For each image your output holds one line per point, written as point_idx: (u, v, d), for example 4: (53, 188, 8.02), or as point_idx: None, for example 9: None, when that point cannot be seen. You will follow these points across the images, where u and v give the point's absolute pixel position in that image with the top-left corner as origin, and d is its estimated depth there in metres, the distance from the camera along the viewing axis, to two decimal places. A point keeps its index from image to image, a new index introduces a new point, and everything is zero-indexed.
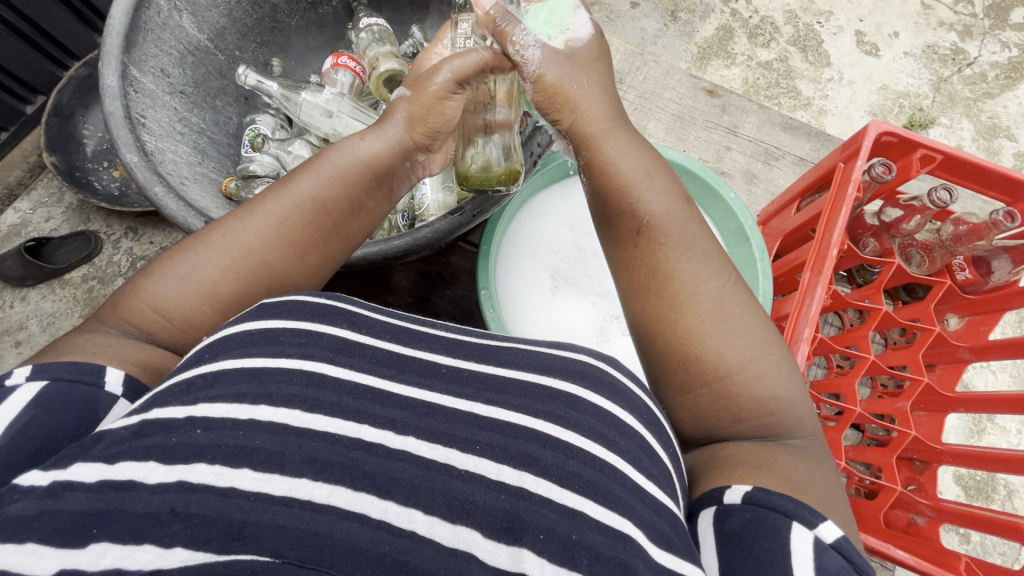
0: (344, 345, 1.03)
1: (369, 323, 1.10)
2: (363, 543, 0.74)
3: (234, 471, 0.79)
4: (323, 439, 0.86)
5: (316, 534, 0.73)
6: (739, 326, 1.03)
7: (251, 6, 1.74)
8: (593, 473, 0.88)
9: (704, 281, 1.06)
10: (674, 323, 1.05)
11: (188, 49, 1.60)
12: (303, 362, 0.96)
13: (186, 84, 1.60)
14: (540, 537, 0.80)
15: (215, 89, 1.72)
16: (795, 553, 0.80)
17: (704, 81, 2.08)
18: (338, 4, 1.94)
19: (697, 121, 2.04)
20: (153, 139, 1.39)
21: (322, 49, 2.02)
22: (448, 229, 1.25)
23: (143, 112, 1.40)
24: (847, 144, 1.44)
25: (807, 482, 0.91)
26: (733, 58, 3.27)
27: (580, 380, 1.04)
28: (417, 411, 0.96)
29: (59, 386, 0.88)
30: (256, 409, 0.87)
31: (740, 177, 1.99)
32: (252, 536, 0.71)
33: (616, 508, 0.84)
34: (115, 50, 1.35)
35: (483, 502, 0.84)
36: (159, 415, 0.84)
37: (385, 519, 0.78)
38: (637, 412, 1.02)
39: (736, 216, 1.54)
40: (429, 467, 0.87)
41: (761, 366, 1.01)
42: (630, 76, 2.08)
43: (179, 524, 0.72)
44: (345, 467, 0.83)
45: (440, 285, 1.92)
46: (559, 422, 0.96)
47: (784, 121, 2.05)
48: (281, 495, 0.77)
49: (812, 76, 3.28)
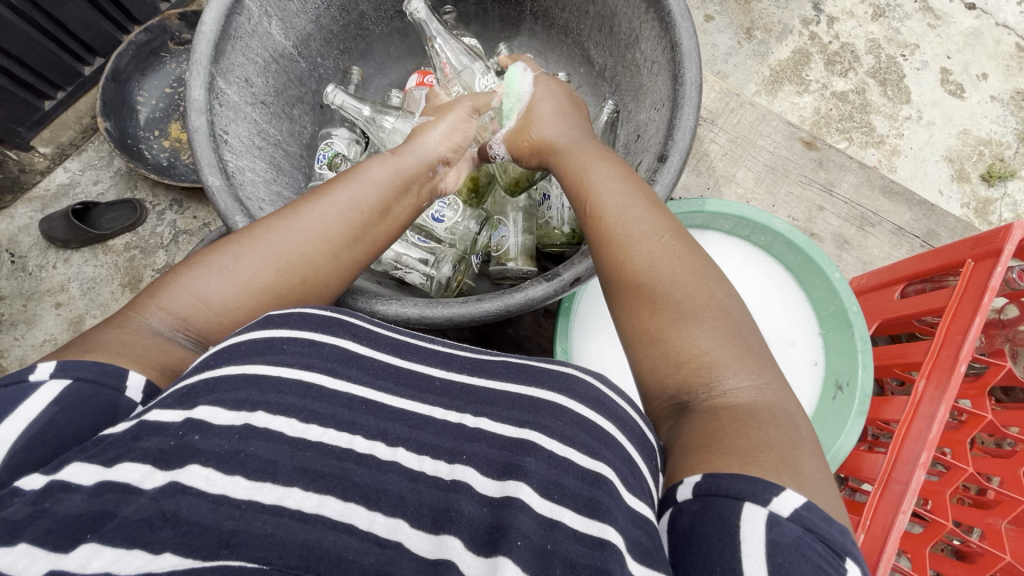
0: (341, 356, 1.01)
1: (373, 339, 1.08)
2: (349, 553, 0.72)
3: (227, 478, 0.76)
4: (316, 450, 0.85)
5: (304, 549, 0.70)
6: (710, 301, 0.97)
7: (339, 12, 1.64)
8: (577, 485, 0.83)
9: (667, 252, 1.01)
10: (645, 298, 0.99)
11: (274, 58, 1.51)
12: (300, 367, 0.95)
13: (269, 94, 1.52)
14: (517, 543, 0.74)
15: (297, 100, 1.64)
16: (747, 544, 0.71)
17: (803, 131, 1.93)
18: (426, 13, 1.82)
19: (791, 174, 1.91)
20: (235, 158, 1.32)
21: (402, 59, 1.90)
22: (542, 298, 1.17)
23: (227, 128, 1.32)
24: (981, 239, 1.28)
25: (759, 450, 0.80)
26: (806, 85, 3.02)
27: (564, 392, 1.00)
28: (407, 424, 0.96)
29: (81, 387, 0.83)
30: (249, 420, 0.84)
31: (831, 241, 1.86)
32: (241, 545, 0.68)
33: (598, 518, 0.78)
34: (204, 60, 1.28)
35: (467, 513, 0.82)
36: (156, 417, 0.80)
37: (371, 536, 0.76)
38: (615, 421, 0.96)
39: (839, 298, 1.42)
40: (415, 480, 0.86)
41: (710, 324, 0.94)
42: (722, 118, 1.95)
43: (170, 530, 0.68)
44: (338, 480, 0.81)
45: (502, 322, 1.85)
46: (541, 435, 0.91)
47: (885, 185, 1.90)
48: (270, 503, 0.75)
49: (887, 112, 3.04)
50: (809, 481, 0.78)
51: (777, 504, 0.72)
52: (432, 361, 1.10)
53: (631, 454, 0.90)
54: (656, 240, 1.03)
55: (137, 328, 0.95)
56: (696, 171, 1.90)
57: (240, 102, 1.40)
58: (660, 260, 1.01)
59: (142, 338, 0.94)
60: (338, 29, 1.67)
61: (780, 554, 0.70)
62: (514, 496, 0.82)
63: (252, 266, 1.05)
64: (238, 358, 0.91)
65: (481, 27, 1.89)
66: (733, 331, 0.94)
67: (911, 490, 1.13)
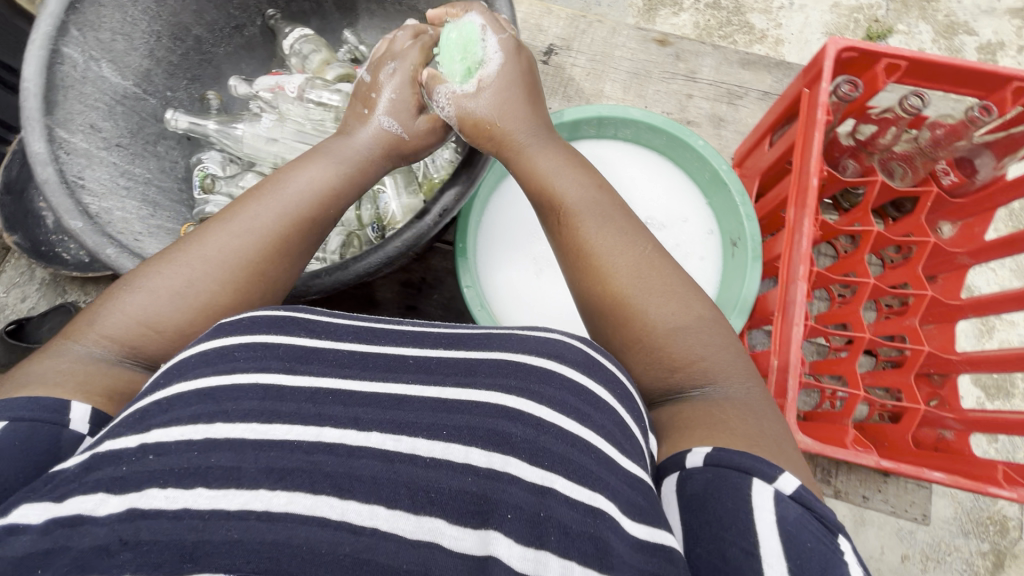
0: (465, 369, 0.96)
1: (512, 344, 1.01)
2: (322, 546, 0.69)
3: (184, 494, 0.70)
4: (288, 448, 0.78)
5: (429, 504, 0.76)
6: (663, 286, 1.09)
7: (172, 41, 1.65)
8: (565, 450, 0.82)
9: (624, 252, 1.12)
10: (618, 295, 1.09)
11: (114, 99, 1.51)
12: (258, 374, 0.86)
13: (125, 135, 1.54)
14: (507, 517, 0.74)
15: (157, 135, 1.65)
16: (758, 509, 0.79)
17: (653, 32, 2.02)
18: (261, 23, 1.85)
19: (654, 74, 1.99)
20: (101, 202, 1.33)
21: (256, 74, 1.93)
22: (413, 240, 1.25)
23: (83, 177, 1.33)
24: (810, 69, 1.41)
25: (757, 434, 0.93)
26: (679, 4, 3.00)
27: (556, 357, 0.96)
28: (377, 409, 0.86)
29: (4, 434, 0.79)
30: (207, 434, 0.77)
31: (707, 122, 1.95)
32: (205, 556, 0.66)
33: (587, 484, 0.79)
34: (36, 114, 1.27)
35: (449, 488, 0.78)
36: (116, 442, 0.75)
37: (352, 519, 0.72)
38: (584, 364, 0.96)
39: (708, 162, 1.49)
40: (393, 462, 0.79)
41: (661, 293, 1.08)
42: (576, 41, 2.01)
43: (128, 553, 0.64)
44: (312, 473, 0.75)
45: (425, 290, 1.93)
46: (533, 401, 0.87)
47: (741, 58, 1.99)
48: (235, 509, 0.70)
49: (762, 8, 3.02)
50: (780, 455, 0.89)
51: (786, 485, 0.81)
52: (523, 347, 0.99)
53: (620, 416, 0.92)
54: (614, 241, 1.14)
55: (68, 359, 0.92)
56: (566, 97, 1.97)
57: (91, 149, 1.39)
58: (635, 249, 1.13)
59: (72, 366, 0.91)
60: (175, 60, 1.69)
61: (790, 526, 0.78)
62: (505, 472, 0.79)
63: (208, 287, 1.03)
64: (191, 373, 0.85)
65: (322, 20, 1.93)
66: (711, 336, 1.06)
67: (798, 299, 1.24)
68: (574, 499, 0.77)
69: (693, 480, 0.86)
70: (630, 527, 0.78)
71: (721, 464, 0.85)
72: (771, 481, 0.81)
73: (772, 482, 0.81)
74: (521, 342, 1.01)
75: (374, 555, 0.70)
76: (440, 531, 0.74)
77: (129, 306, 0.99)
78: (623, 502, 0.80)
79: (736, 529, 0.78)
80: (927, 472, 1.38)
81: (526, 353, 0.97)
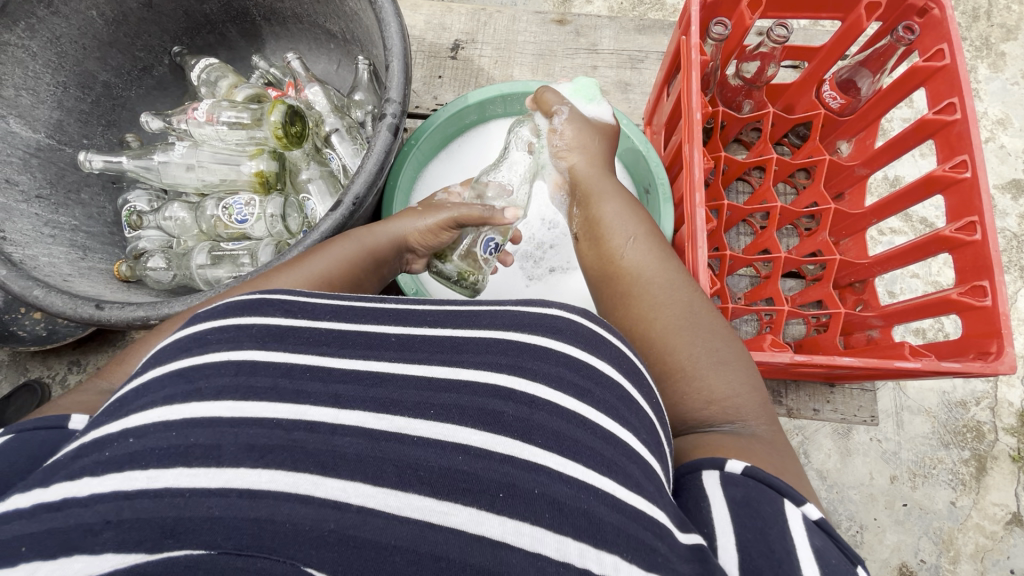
0: (452, 346, 0.41)
1: (504, 318, 0.43)
2: (500, 488, 0.33)
3: (170, 471, 0.30)
4: (454, 390, 0.38)
5: (468, 485, 0.33)
6: (720, 346, 0.50)
7: None
8: (564, 428, 0.36)
9: (668, 277, 0.56)
10: (670, 330, 0.52)
11: (72, 84, 0.75)
12: (229, 351, 0.37)
13: (95, 123, 0.78)
14: (535, 493, 0.33)
15: (121, 106, 0.81)
16: (796, 536, 0.36)
17: None
18: None
19: None
20: (53, 210, 0.69)
21: None
22: None
23: (28, 206, 0.66)
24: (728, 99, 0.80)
25: (777, 458, 0.43)
26: None
27: (552, 334, 0.41)
28: (364, 382, 0.37)
29: (32, 435, 0.38)
30: (240, 353, 0.37)
31: None
32: (388, 484, 0.32)
33: (588, 469, 0.35)
34: None
35: (591, 462, 0.35)
36: (193, 358, 0.37)
37: (334, 494, 0.31)
38: (616, 362, 0.42)
39: None
40: (379, 438, 0.34)
41: (710, 336, 0.51)
42: None
43: (128, 536, 0.28)
44: (295, 448, 0.32)
45: None
46: (524, 379, 0.38)
47: None
48: (215, 487, 0.30)
49: None
50: (801, 480, 0.43)
51: (807, 501, 0.38)
52: (512, 324, 0.42)
53: (625, 390, 0.41)
54: (644, 255, 0.59)
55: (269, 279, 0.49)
56: None
57: (28, 201, 0.67)
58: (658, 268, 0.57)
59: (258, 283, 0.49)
60: (59, 8, 0.69)
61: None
62: (538, 450, 0.35)
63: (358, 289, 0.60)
64: (161, 359, 0.37)
65: None
66: (736, 370, 0.49)
67: (943, 355, 0.68)
68: (575, 476, 0.34)
69: (725, 486, 0.39)
70: (634, 475, 0.36)
71: (758, 477, 0.39)
72: (794, 496, 0.38)
73: (795, 499, 0.38)
74: (511, 316, 0.43)
75: (366, 526, 0.30)
76: (566, 530, 0.32)
77: (339, 257, 0.53)
78: (760, 546, 0.36)
79: (776, 535, 0.36)
80: (1011, 547, 1.07)
81: (523, 332, 0.42)
